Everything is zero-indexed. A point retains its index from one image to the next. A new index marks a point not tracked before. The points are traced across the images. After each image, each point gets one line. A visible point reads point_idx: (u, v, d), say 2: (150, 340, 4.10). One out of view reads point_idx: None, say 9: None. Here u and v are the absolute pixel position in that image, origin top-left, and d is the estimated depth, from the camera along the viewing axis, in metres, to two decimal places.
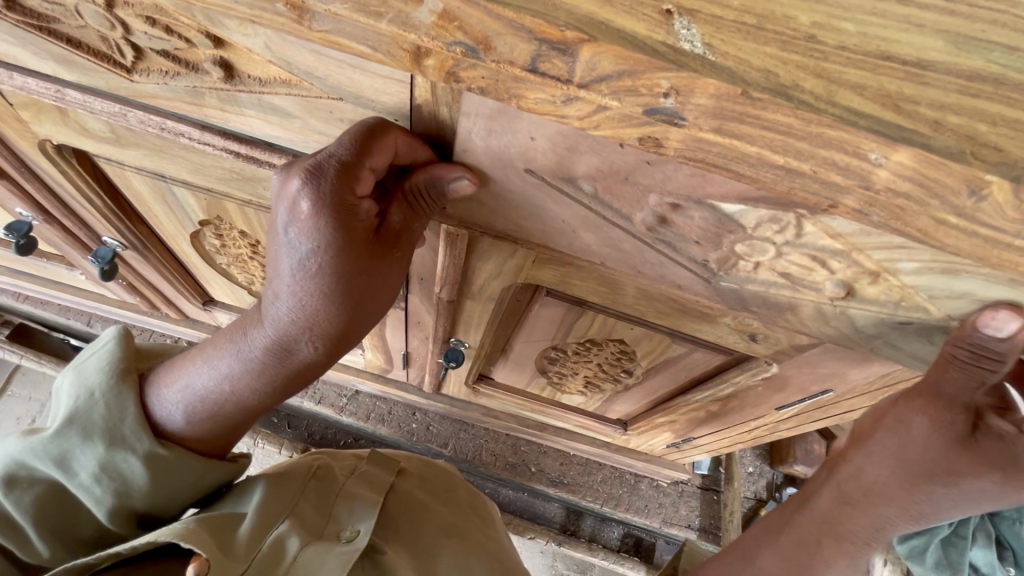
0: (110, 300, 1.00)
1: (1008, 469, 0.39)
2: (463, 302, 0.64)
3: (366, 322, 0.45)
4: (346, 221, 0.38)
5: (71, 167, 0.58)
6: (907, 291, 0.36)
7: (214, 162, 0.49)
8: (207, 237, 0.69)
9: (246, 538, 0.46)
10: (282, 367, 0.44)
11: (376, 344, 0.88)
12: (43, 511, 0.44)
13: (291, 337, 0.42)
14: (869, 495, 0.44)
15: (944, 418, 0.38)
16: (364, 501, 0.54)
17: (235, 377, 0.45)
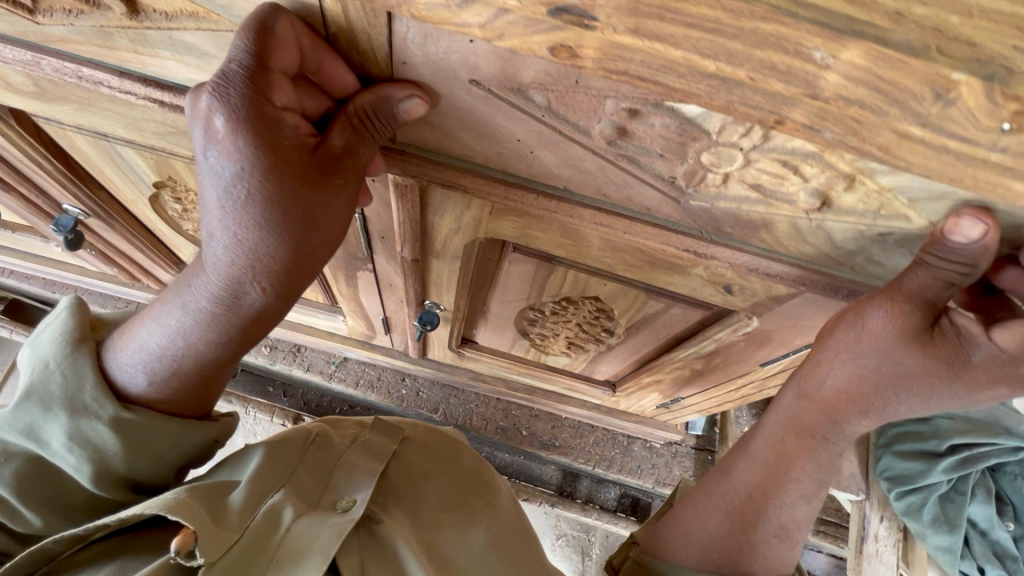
0: (92, 272, 0.99)
1: (957, 367, 0.38)
2: (429, 261, 0.62)
3: (322, 254, 0.40)
4: (269, 140, 0.32)
5: (13, 129, 0.55)
6: (885, 196, 0.36)
7: (145, 114, 0.46)
8: (168, 201, 0.67)
9: (239, 507, 0.45)
10: (232, 314, 0.40)
11: (355, 310, 0.86)
12: (29, 483, 0.41)
13: (238, 283, 0.38)
14: (824, 393, 0.45)
15: (907, 313, 0.37)
16: (365, 471, 0.52)
17: (186, 331, 0.41)
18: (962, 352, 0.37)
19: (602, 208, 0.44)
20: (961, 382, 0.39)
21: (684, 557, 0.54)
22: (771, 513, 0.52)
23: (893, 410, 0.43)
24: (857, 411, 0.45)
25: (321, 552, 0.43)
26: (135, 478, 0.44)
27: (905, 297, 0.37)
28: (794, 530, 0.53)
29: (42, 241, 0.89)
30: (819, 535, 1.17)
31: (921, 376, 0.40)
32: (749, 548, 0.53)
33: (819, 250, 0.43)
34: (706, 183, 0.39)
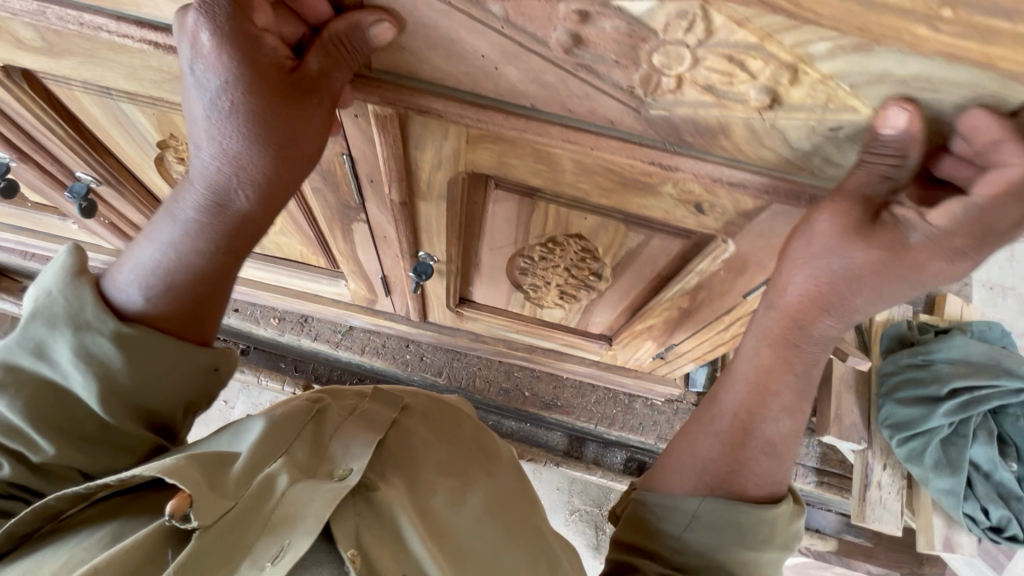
0: (106, 250, 1.04)
1: (897, 254, 0.41)
2: (417, 205, 0.64)
3: (300, 168, 0.46)
4: (247, 49, 0.38)
5: (24, 92, 0.60)
6: (830, 86, 0.38)
7: (142, 60, 0.49)
8: (172, 163, 0.71)
9: (240, 473, 0.46)
10: (221, 219, 0.46)
11: (355, 271, 0.90)
12: (39, 411, 0.43)
13: (225, 187, 0.44)
14: (788, 300, 0.49)
15: (848, 211, 0.42)
16: (361, 440, 0.54)
17: (177, 243, 0.46)
18: (899, 236, 0.41)
19: (568, 124, 0.46)
20: (903, 265, 0.42)
21: (678, 487, 0.57)
22: (757, 429, 0.54)
23: (860, 304, 0.46)
24: (822, 313, 0.48)
25: (314, 517, 0.44)
26: (141, 402, 0.46)
27: (844, 196, 0.42)
28: (782, 443, 0.55)
29: (58, 219, 0.94)
30: (823, 486, 1.18)
31: (872, 269, 0.43)
32: (739, 467, 0.55)
33: (778, 154, 0.45)
34: (662, 88, 0.41)
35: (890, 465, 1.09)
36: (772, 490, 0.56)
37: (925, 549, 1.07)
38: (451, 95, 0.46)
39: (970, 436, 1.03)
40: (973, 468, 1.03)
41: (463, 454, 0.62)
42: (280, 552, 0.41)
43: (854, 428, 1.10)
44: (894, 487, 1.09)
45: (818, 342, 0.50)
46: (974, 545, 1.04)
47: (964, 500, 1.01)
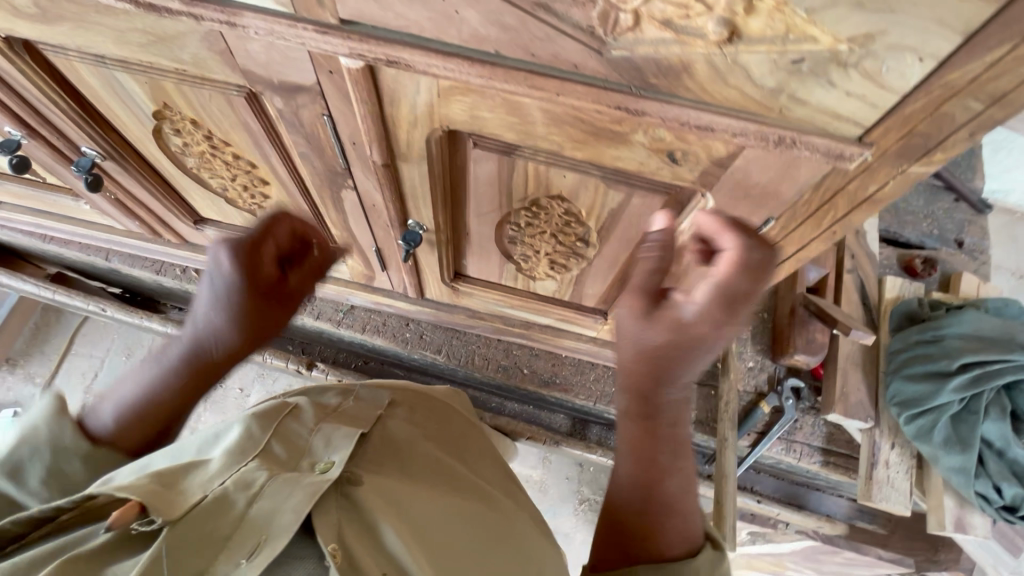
0: (117, 231, 1.08)
1: (683, 330, 0.49)
2: (400, 167, 0.65)
3: (264, 341, 0.61)
4: (248, 262, 0.57)
5: (27, 64, 0.63)
6: (786, 13, 0.38)
7: (128, 22, 0.52)
8: (169, 135, 0.74)
9: (203, 479, 0.47)
10: (191, 365, 0.56)
11: (350, 244, 0.92)
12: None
13: (203, 339, 0.57)
14: (624, 373, 0.53)
15: (636, 300, 0.51)
16: (344, 431, 0.56)
17: (150, 380, 0.54)
18: (678, 313, 0.49)
19: (533, 70, 0.46)
20: (694, 336, 0.49)
21: (612, 535, 0.54)
22: (666, 481, 0.53)
23: (681, 377, 0.51)
24: (662, 383, 0.51)
25: (294, 512, 0.44)
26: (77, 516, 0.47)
27: (632, 290, 0.51)
28: (686, 500, 0.53)
29: (71, 200, 0.98)
30: (829, 467, 1.15)
31: (676, 342, 0.49)
32: (657, 520, 0.52)
33: (743, 92, 0.44)
34: (621, 27, 0.42)
35: (898, 444, 1.08)
36: (688, 547, 0.52)
37: (935, 531, 1.05)
38: (418, 44, 0.47)
39: (982, 413, 0.99)
40: (985, 445, 1.00)
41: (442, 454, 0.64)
42: (255, 549, 0.42)
43: (860, 406, 1.08)
44: (903, 466, 1.07)
45: (676, 406, 0.52)
46: (988, 526, 1.03)
47: (975, 478, 1.00)
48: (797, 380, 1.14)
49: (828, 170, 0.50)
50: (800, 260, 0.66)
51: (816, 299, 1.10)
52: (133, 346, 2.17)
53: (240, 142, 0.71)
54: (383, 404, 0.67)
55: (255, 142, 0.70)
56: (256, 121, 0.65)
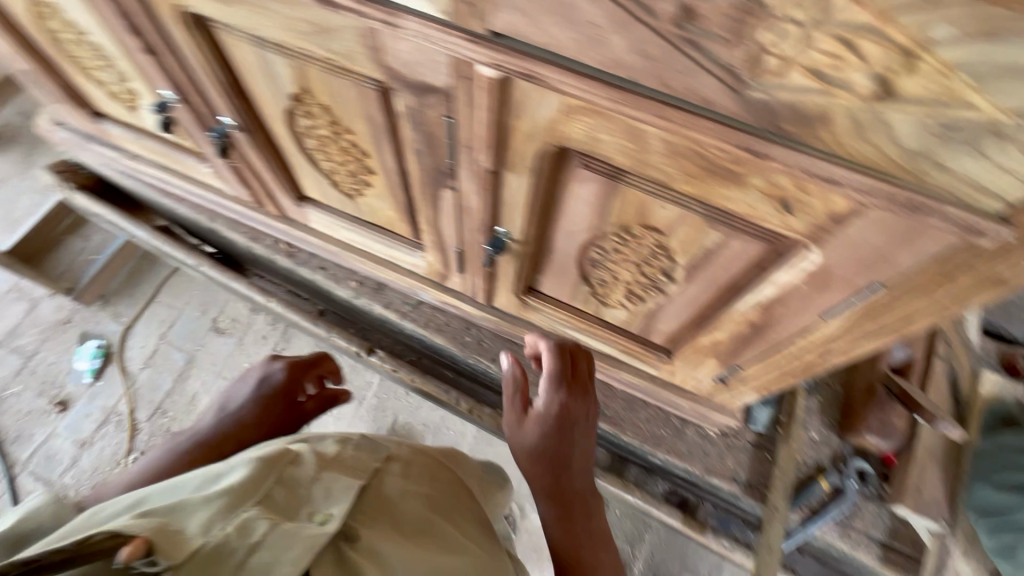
0: (227, 197, 1.18)
1: (549, 419, 0.82)
2: (505, 176, 0.68)
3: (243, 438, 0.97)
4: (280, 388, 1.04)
5: (197, 39, 0.71)
6: (948, 77, 0.37)
7: (295, 11, 0.57)
8: (298, 116, 0.80)
9: (201, 523, 0.58)
10: (204, 437, 0.93)
11: (434, 242, 0.95)
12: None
13: (239, 415, 0.98)
14: (526, 460, 0.82)
15: (521, 417, 0.85)
16: (341, 484, 0.72)
17: (167, 450, 0.89)
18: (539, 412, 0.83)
19: (664, 100, 0.47)
20: (561, 422, 0.82)
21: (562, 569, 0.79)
22: (586, 521, 0.81)
23: (567, 447, 0.81)
24: (559, 457, 0.81)
25: (291, 562, 0.57)
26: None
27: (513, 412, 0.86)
28: (600, 536, 0.81)
29: (195, 161, 1.08)
30: (889, 567, 1.04)
31: (554, 429, 0.81)
32: (588, 549, 0.79)
33: (882, 150, 0.43)
34: (766, 69, 0.42)
35: (971, 556, 1.00)
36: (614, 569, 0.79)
37: None
38: (557, 62, 0.49)
39: None
40: None
41: (428, 511, 0.78)
42: None
43: (934, 505, 1.01)
44: None
45: (575, 469, 0.82)
46: None
47: None
48: (865, 463, 1.07)
49: (959, 244, 0.47)
50: (902, 333, 0.62)
51: (898, 377, 1.03)
52: (208, 304, 2.37)
53: (360, 131, 0.77)
54: (381, 457, 0.82)
55: (373, 132, 0.75)
56: (381, 113, 0.70)
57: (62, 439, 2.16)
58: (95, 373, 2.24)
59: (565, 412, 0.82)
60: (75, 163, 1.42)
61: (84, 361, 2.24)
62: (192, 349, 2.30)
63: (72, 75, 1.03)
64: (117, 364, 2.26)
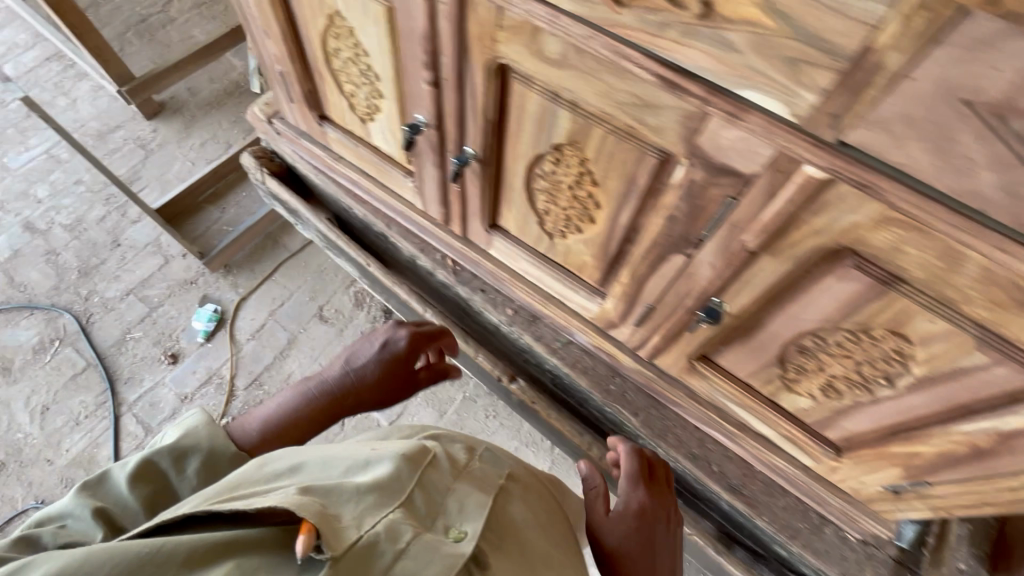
0: (415, 211, 1.28)
1: (633, 515, 0.89)
2: (760, 258, 0.71)
3: (364, 395, 1.00)
4: (399, 353, 1.07)
5: (491, 84, 0.79)
6: None
7: (627, 85, 0.64)
8: (546, 161, 0.88)
9: (355, 518, 0.58)
10: (330, 390, 0.95)
11: (624, 294, 0.99)
12: (146, 505, 0.65)
13: (362, 375, 1.01)
14: (614, 557, 0.83)
15: (604, 516, 0.88)
16: (473, 501, 0.70)
17: (292, 399, 0.91)
18: (620, 510, 0.89)
19: (1009, 234, 0.50)
20: (644, 519, 0.89)
21: None
22: None
23: (654, 544, 0.87)
24: (646, 554, 0.84)
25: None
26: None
27: (596, 511, 0.88)
28: None
29: (400, 175, 1.20)
30: None
31: (639, 525, 0.88)
32: None
33: None
34: None
35: None
36: None
37: None
38: (900, 179, 0.52)
39: None
40: None
41: (550, 545, 0.73)
42: None
43: None
44: None
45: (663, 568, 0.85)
46: None
47: None
48: None
49: None
50: None
51: None
52: (318, 290, 2.53)
53: (608, 186, 0.82)
54: (504, 476, 0.78)
55: (624, 190, 0.81)
56: (647, 177, 0.75)
57: (166, 389, 2.32)
58: (207, 335, 2.40)
59: (646, 510, 0.90)
60: (271, 151, 1.57)
61: (199, 322, 2.41)
62: (296, 330, 2.44)
63: (321, 83, 1.15)
64: (228, 330, 2.42)
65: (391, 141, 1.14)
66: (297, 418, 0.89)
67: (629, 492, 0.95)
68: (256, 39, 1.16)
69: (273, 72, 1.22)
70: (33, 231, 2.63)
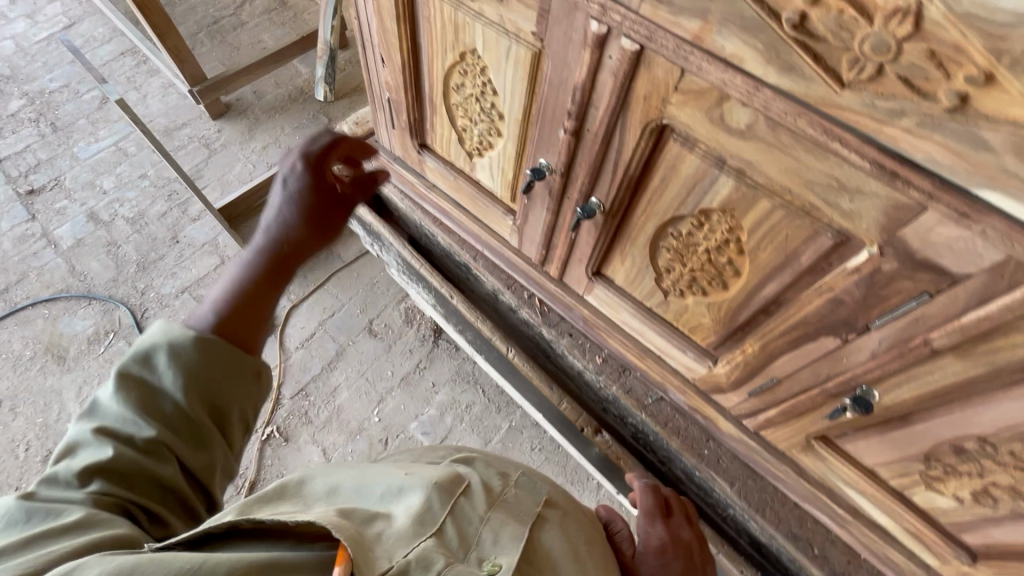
0: (509, 249, 1.25)
1: (660, 551, 0.92)
2: (941, 357, 0.65)
3: (298, 230, 0.77)
4: (313, 176, 0.84)
5: (643, 142, 0.76)
6: None
7: (825, 167, 0.59)
8: (685, 222, 0.83)
9: (388, 548, 0.56)
10: (274, 241, 0.74)
11: (743, 363, 0.93)
12: (143, 410, 0.58)
13: (285, 228, 0.76)
14: None
15: (634, 546, 0.90)
16: (509, 531, 0.67)
17: (236, 270, 0.70)
18: (645, 547, 0.93)
19: None
20: (671, 551, 0.92)
21: None
22: None
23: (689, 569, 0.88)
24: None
25: None
26: (216, 400, 0.61)
27: (626, 541, 0.89)
28: None
29: (500, 212, 1.18)
30: None
31: (669, 560, 0.89)
32: None
33: None
34: None
35: None
36: None
37: None
38: None
39: None
40: None
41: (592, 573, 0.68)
42: None
43: None
44: None
45: None
46: None
47: None
48: None
49: None
50: None
51: None
52: (368, 304, 2.50)
53: (758, 258, 0.77)
54: (541, 503, 0.75)
55: (778, 266, 0.75)
56: (813, 257, 0.70)
57: None
58: None
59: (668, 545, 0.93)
60: None
61: None
62: (344, 342, 2.41)
63: (431, 115, 1.14)
64: (278, 337, 2.39)
65: (497, 179, 1.11)
66: (253, 282, 0.69)
67: (648, 529, 0.98)
68: (371, 66, 1.15)
69: (380, 98, 1.22)
70: (97, 222, 2.68)
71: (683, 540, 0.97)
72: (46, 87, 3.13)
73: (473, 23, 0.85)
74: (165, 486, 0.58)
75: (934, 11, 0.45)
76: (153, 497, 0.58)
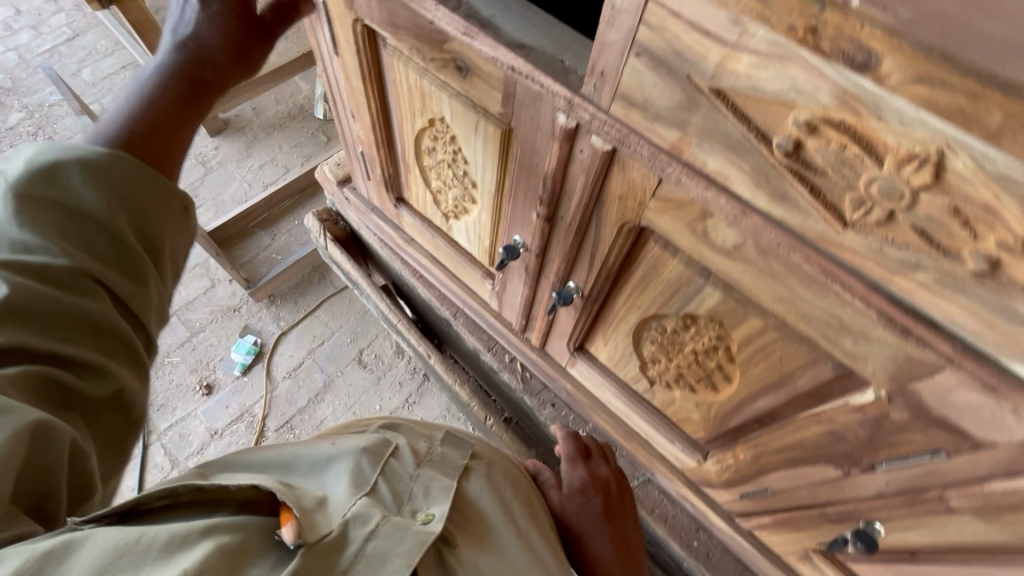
0: (489, 312, 1.17)
1: (586, 490, 0.80)
2: (958, 515, 0.56)
3: (218, 52, 0.54)
4: None
5: (621, 238, 0.67)
6: None
7: (824, 305, 0.50)
8: (668, 321, 0.74)
9: (327, 513, 0.51)
10: (183, 60, 0.52)
11: (734, 465, 0.84)
12: (54, 232, 0.42)
13: (201, 43, 0.53)
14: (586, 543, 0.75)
15: (559, 494, 0.80)
16: (439, 485, 0.61)
17: (131, 96, 0.50)
18: (569, 485, 0.81)
19: None
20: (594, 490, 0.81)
21: None
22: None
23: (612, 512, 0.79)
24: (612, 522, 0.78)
25: (404, 557, 0.48)
26: (149, 229, 0.46)
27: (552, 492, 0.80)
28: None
29: (479, 275, 1.09)
30: None
31: (593, 501, 0.79)
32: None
33: None
34: None
35: None
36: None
37: None
38: None
39: None
40: None
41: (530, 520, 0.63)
42: None
43: None
44: None
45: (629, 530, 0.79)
46: None
47: None
48: None
49: None
50: None
51: None
52: (360, 333, 2.44)
53: (750, 372, 0.68)
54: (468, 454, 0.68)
55: (772, 385, 0.66)
56: (811, 384, 0.61)
57: (198, 422, 2.24)
58: (244, 369, 2.33)
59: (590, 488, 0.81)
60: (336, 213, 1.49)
61: (237, 354, 2.33)
62: (333, 373, 2.35)
63: (405, 172, 1.05)
64: (265, 365, 2.34)
65: (475, 244, 1.03)
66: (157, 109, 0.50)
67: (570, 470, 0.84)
68: (342, 119, 1.08)
69: (355, 151, 1.14)
70: None
71: (604, 478, 0.83)
72: (45, 100, 3.09)
73: (440, 93, 0.76)
74: (101, 330, 0.44)
75: (960, 164, 0.36)
76: (84, 346, 0.43)
